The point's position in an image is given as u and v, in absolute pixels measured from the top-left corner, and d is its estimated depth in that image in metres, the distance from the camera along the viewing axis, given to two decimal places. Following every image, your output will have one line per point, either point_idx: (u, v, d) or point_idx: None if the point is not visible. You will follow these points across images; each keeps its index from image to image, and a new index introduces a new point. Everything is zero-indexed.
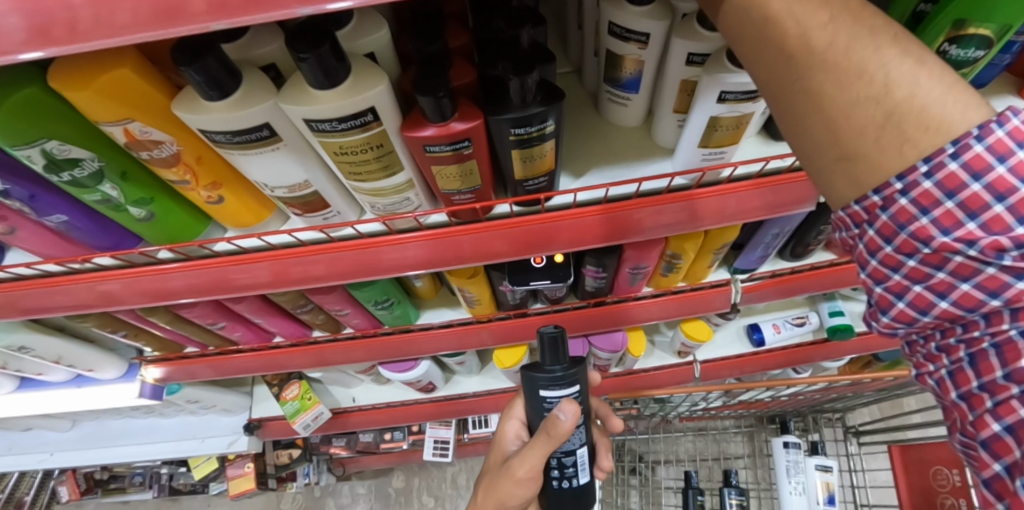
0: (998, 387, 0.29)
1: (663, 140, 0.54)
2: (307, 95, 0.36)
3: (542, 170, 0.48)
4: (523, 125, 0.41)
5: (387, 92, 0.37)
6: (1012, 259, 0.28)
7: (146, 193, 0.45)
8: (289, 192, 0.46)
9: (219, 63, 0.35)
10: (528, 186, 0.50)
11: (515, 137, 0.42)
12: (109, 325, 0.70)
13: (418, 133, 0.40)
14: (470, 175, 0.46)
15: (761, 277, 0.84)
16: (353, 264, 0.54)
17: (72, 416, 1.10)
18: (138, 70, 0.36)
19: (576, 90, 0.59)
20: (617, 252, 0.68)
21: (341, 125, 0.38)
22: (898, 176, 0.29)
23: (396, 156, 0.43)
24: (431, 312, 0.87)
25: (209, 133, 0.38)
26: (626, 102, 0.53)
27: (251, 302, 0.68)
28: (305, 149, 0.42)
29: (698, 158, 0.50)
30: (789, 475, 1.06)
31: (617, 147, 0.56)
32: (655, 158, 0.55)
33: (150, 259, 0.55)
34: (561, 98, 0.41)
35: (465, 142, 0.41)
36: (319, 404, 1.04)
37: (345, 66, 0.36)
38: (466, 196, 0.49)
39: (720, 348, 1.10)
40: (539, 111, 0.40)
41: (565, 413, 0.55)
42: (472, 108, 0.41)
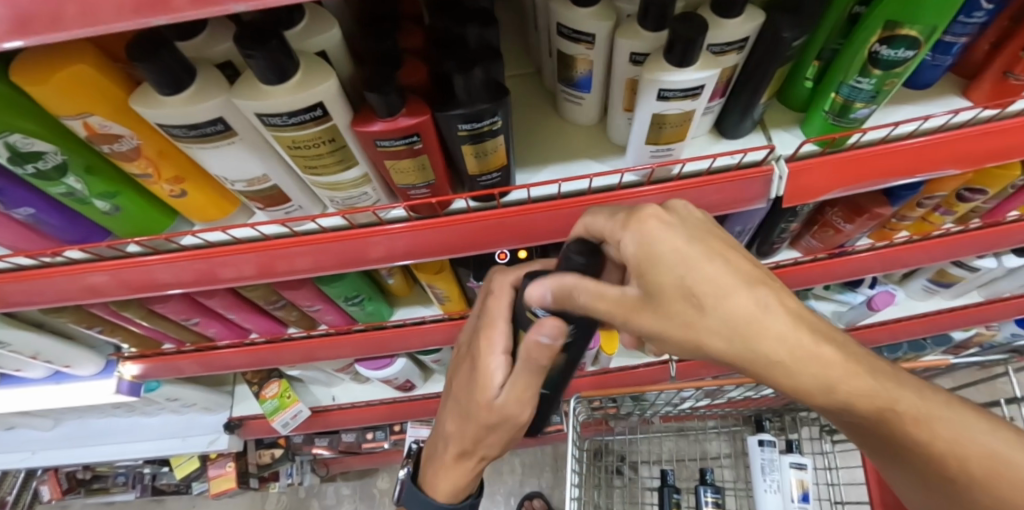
0: None
1: (617, 138, 0.56)
2: (258, 91, 0.38)
3: (494, 166, 0.50)
4: (470, 121, 0.43)
5: (335, 87, 0.39)
6: None
7: (110, 187, 0.47)
8: (249, 185, 0.48)
9: (173, 59, 0.36)
10: (483, 182, 0.52)
11: (465, 133, 0.44)
12: (84, 320, 0.71)
13: (367, 128, 0.41)
14: (424, 169, 0.48)
15: None
16: (318, 258, 0.56)
17: (52, 415, 1.11)
18: (97, 67, 0.37)
19: (533, 90, 0.61)
20: None
21: (291, 120, 0.40)
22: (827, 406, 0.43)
23: (349, 151, 0.45)
24: (405, 310, 0.88)
25: (167, 127, 0.40)
26: (580, 101, 0.55)
27: (223, 297, 0.69)
28: (260, 144, 0.44)
29: (647, 155, 0.53)
30: (764, 473, 1.06)
31: (572, 145, 0.58)
32: (609, 156, 0.57)
33: (120, 252, 0.56)
34: (507, 94, 0.42)
35: (414, 137, 0.43)
36: (298, 402, 1.05)
37: (294, 62, 0.37)
38: (422, 191, 0.51)
39: None
40: (485, 107, 0.42)
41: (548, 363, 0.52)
42: (421, 104, 0.43)
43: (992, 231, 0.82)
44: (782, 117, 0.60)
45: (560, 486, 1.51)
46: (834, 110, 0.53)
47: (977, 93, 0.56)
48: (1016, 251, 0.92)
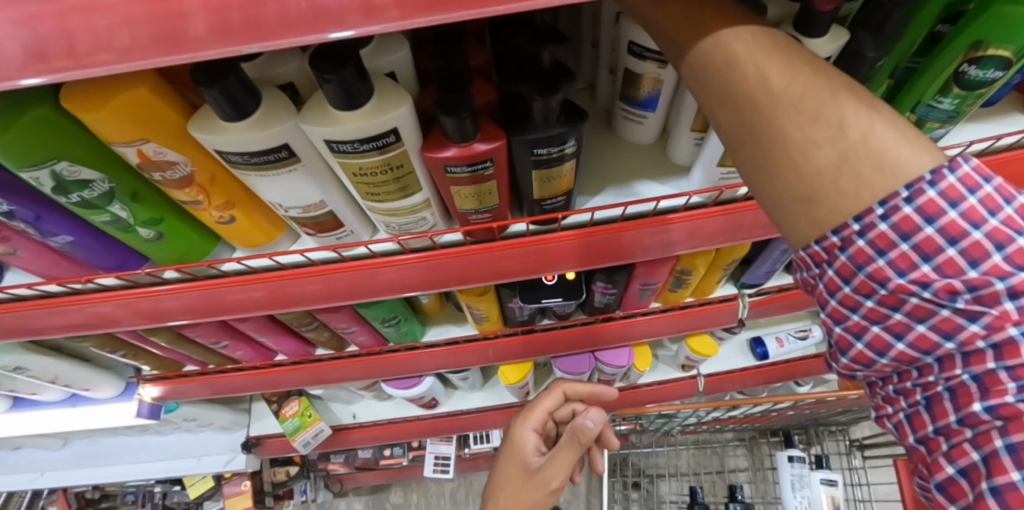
0: (953, 430, 0.29)
1: (679, 158, 0.54)
2: (328, 117, 0.36)
3: (560, 190, 0.47)
4: (545, 146, 0.40)
5: (410, 113, 0.36)
6: (965, 302, 0.28)
7: (155, 214, 0.44)
8: (304, 212, 0.45)
9: (239, 83, 0.34)
10: (545, 205, 0.49)
11: (536, 158, 0.42)
12: (107, 345, 0.68)
13: (439, 154, 0.39)
14: (488, 195, 0.45)
15: (768, 292, 0.84)
16: (358, 284, 0.53)
17: (63, 435, 1.07)
18: (155, 91, 0.35)
19: (591, 107, 0.59)
20: (627, 268, 0.67)
21: (362, 147, 0.37)
22: (856, 217, 0.27)
23: (414, 178, 0.42)
24: (436, 329, 0.85)
25: (226, 154, 0.37)
26: (642, 120, 0.52)
27: (255, 321, 0.66)
28: (321, 171, 0.41)
29: (716, 178, 0.50)
30: (794, 489, 1.05)
31: (632, 165, 0.55)
32: (670, 176, 0.54)
33: (156, 279, 0.53)
34: (584, 118, 0.40)
35: (487, 162, 0.41)
36: (319, 421, 1.01)
37: (368, 86, 0.35)
38: (483, 215, 0.49)
39: (724, 362, 1.08)
40: (560, 132, 0.40)
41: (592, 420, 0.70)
42: (495, 128, 0.40)
43: None
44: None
45: (578, 499, 1.48)
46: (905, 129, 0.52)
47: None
48: None
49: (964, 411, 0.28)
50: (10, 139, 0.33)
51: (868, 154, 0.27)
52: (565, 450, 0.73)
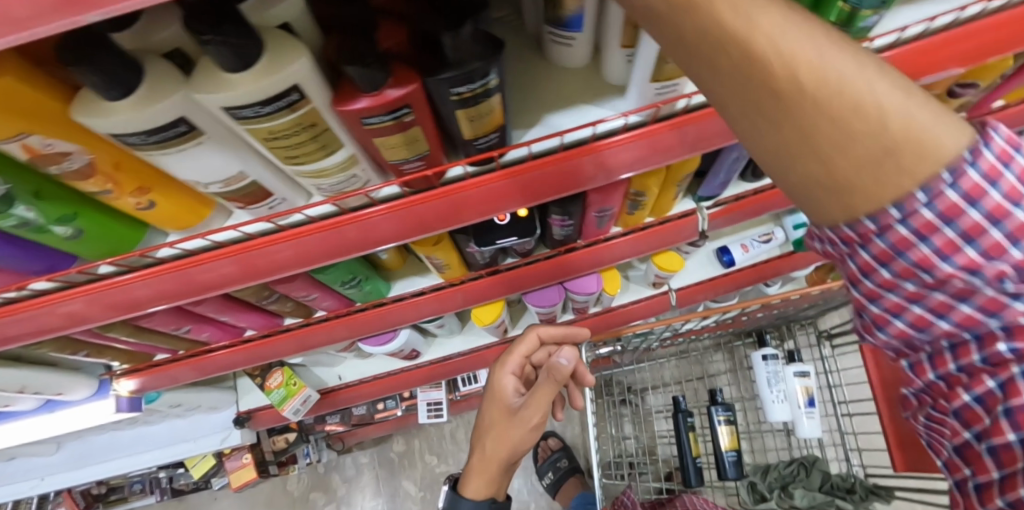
0: (980, 391, 0.30)
1: (613, 78, 0.52)
2: (219, 81, 0.33)
3: (492, 126, 0.45)
4: (459, 86, 0.38)
5: (310, 65, 0.34)
6: (999, 266, 0.29)
7: (68, 209, 0.42)
8: (225, 186, 0.43)
9: (113, 58, 0.31)
10: (480, 145, 0.48)
11: (458, 97, 0.39)
12: (67, 348, 0.67)
13: (350, 106, 0.37)
14: (417, 142, 0.44)
15: (724, 203, 0.84)
16: (322, 247, 0.52)
17: (55, 440, 1.07)
18: (20, 77, 0.31)
19: (519, 34, 0.56)
20: (580, 198, 0.67)
21: (265, 109, 0.35)
22: (897, 205, 0.27)
23: (332, 134, 0.40)
24: (402, 282, 0.85)
25: (122, 136, 0.34)
26: (571, 42, 0.49)
27: (212, 301, 0.65)
28: (231, 139, 0.39)
29: (651, 94, 0.48)
30: (770, 385, 1.10)
31: (568, 90, 0.54)
32: (606, 98, 0.53)
33: (93, 275, 0.51)
34: (502, 47, 0.37)
35: (404, 109, 0.38)
36: (305, 388, 1.02)
37: (257, 42, 0.32)
38: (414, 165, 0.47)
39: (692, 274, 1.10)
40: (478, 65, 0.36)
41: (565, 358, 0.74)
42: (407, 70, 0.38)
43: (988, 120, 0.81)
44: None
45: (571, 421, 1.57)
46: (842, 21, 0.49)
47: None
48: None
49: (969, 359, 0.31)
50: None
51: (912, 145, 0.26)
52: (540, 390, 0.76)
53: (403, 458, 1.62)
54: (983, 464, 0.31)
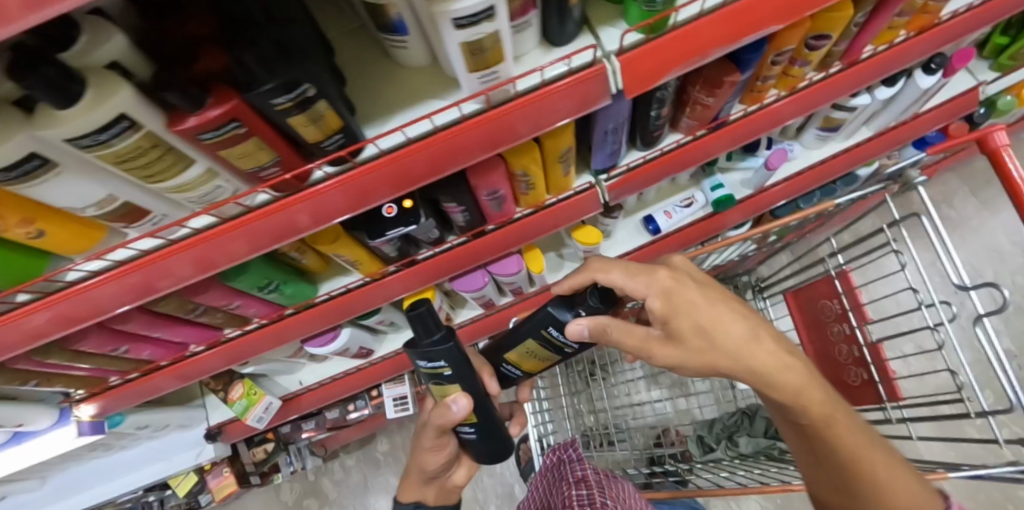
0: None
1: (450, 71, 0.56)
2: (54, 117, 0.38)
3: (332, 128, 0.50)
4: (277, 96, 0.43)
5: (134, 95, 0.39)
6: None
7: (24, 213, 0.47)
8: (101, 208, 0.48)
9: (57, 71, 0.36)
10: (328, 147, 0.52)
11: (282, 106, 0.44)
12: (16, 378, 0.73)
13: (182, 125, 0.42)
14: (259, 151, 0.48)
15: (620, 174, 0.89)
16: (241, 242, 0.56)
17: (37, 475, 1.12)
18: None
19: (367, 42, 0.60)
20: (463, 181, 0.71)
21: (103, 136, 0.40)
22: None
23: (181, 151, 0.45)
24: (329, 283, 0.89)
25: (75, 140, 0.40)
26: (404, 45, 0.54)
27: (138, 318, 0.70)
28: (91, 166, 0.44)
29: (477, 82, 0.53)
30: None
31: (411, 89, 0.58)
32: (448, 91, 0.57)
33: (11, 304, 0.56)
34: (306, 57, 0.43)
35: (232, 123, 0.43)
36: (266, 395, 1.10)
37: (79, 81, 0.37)
38: (271, 171, 0.52)
39: (623, 244, 1.21)
40: (286, 77, 0.42)
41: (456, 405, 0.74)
42: (228, 88, 0.42)
43: (854, 71, 0.90)
44: (608, 13, 0.60)
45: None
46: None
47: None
48: (886, 84, 1.04)
49: None
50: None
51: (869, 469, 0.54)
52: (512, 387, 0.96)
53: (387, 457, 1.67)
54: None
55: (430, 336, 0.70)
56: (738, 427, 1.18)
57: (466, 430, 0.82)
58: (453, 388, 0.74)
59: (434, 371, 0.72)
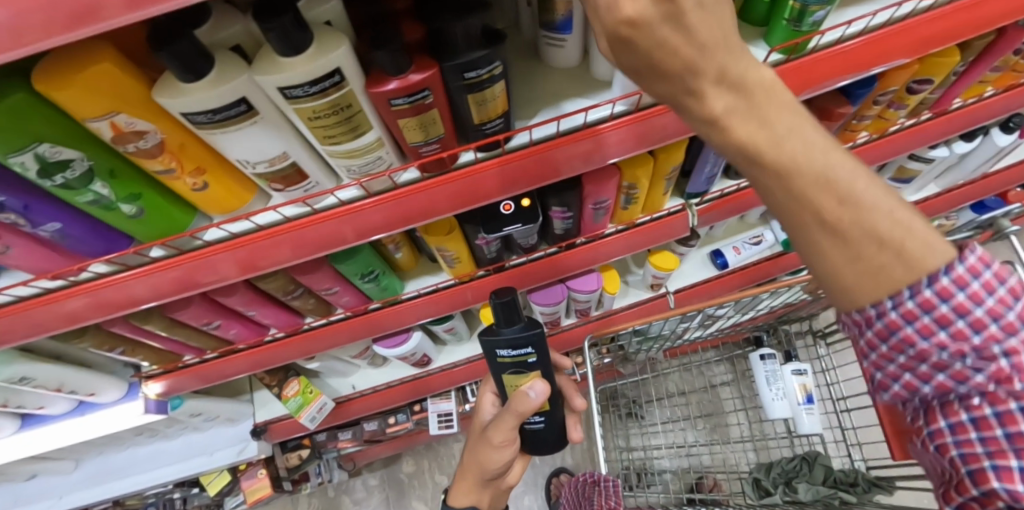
0: (982, 454, 0.34)
1: (601, 72, 0.59)
2: (276, 64, 0.40)
3: (496, 112, 0.51)
4: (473, 70, 0.45)
5: (349, 53, 0.41)
6: (998, 424, 0.34)
7: (197, 165, 0.48)
8: (270, 166, 0.49)
9: (294, 20, 0.38)
10: (486, 130, 0.53)
11: (468, 82, 0.46)
12: (105, 343, 0.73)
13: (381, 88, 0.43)
14: (432, 125, 0.49)
15: (711, 199, 0.90)
16: (326, 235, 0.57)
17: (74, 455, 1.09)
18: (117, 64, 0.38)
19: (517, 43, 0.63)
20: (577, 188, 0.72)
21: (311, 90, 0.41)
22: (907, 295, 0.33)
23: (364, 116, 0.46)
24: (415, 282, 0.89)
25: (286, 90, 0.41)
26: (562, 44, 0.57)
27: (242, 293, 0.70)
28: (280, 122, 0.45)
29: (634, 83, 0.55)
30: (769, 383, 1.18)
31: (559, 87, 0.60)
32: (595, 91, 0.59)
33: (145, 258, 0.57)
34: (503, 38, 0.45)
35: (424, 92, 0.45)
36: (321, 396, 1.08)
37: (308, 33, 0.39)
38: (431, 147, 0.53)
39: (689, 276, 1.19)
40: (484, 53, 0.44)
41: (534, 391, 0.69)
42: (427, 58, 0.44)
43: (940, 121, 0.93)
44: (747, 33, 0.64)
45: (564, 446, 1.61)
46: (794, 17, 0.56)
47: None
48: (964, 138, 1.06)
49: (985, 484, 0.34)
50: (77, 94, 0.37)
51: (852, 204, 0.32)
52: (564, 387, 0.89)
53: (413, 480, 1.60)
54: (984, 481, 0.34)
55: (512, 326, 0.69)
56: (796, 473, 1.12)
57: (532, 420, 0.78)
58: (533, 376, 0.73)
59: (518, 359, 0.71)
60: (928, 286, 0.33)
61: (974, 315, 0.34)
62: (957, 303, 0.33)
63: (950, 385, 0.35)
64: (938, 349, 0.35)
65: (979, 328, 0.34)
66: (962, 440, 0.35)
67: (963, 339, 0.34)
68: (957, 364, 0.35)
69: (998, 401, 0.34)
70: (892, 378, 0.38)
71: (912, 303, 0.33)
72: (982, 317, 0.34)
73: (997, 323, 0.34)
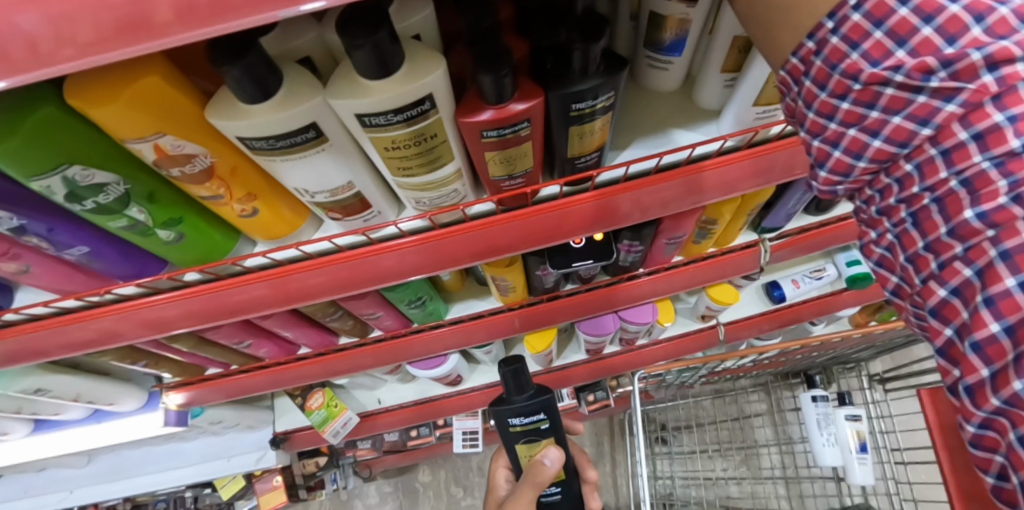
0: (943, 246, 0.25)
1: (707, 102, 0.51)
2: (358, 86, 0.33)
3: (594, 146, 0.44)
4: (584, 100, 0.37)
5: (445, 76, 0.33)
6: (941, 82, 0.24)
7: (248, 190, 0.41)
8: (330, 196, 0.42)
9: (389, 37, 0.30)
10: (578, 164, 0.46)
11: (573, 113, 0.39)
12: (128, 357, 0.67)
13: (474, 118, 0.36)
14: (522, 158, 0.42)
15: (788, 235, 0.81)
16: (357, 272, 0.51)
17: (88, 452, 1.05)
18: (168, 77, 0.31)
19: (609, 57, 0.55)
20: (655, 223, 0.64)
21: (395, 118, 0.34)
22: (828, 15, 0.26)
23: (447, 147, 0.39)
24: (460, 305, 0.82)
25: (366, 117, 0.34)
26: (668, 67, 0.49)
27: (279, 316, 0.64)
28: (350, 149, 0.39)
29: (752, 118, 0.47)
30: (820, 427, 1.08)
31: (657, 115, 0.52)
32: (698, 122, 0.51)
33: (177, 283, 0.51)
34: (624, 66, 0.37)
35: (523, 123, 0.38)
36: (346, 410, 1.02)
37: (400, 51, 0.32)
38: (515, 181, 0.45)
39: (743, 308, 1.11)
40: (601, 84, 0.36)
41: (550, 458, 0.65)
42: (532, 85, 0.37)
43: None
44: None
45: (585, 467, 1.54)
46: None
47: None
48: None
49: (932, 237, 0.26)
50: (117, 112, 0.31)
51: None
52: (576, 456, 0.84)
53: (428, 490, 1.55)
54: (969, 363, 0.25)
55: (523, 394, 0.66)
56: None
57: (547, 490, 0.73)
58: (546, 443, 0.69)
59: (531, 426, 0.67)
60: (856, 8, 0.25)
61: (949, 13, 0.24)
62: (895, 25, 0.25)
63: (908, 130, 0.25)
64: (883, 96, 0.26)
65: (954, 37, 0.24)
66: (934, 246, 0.26)
67: (927, 56, 0.24)
68: (916, 97, 0.25)
69: (962, 159, 0.24)
70: (832, 142, 0.29)
71: (837, 41, 0.26)
72: (962, 15, 0.24)
73: (980, 26, 0.23)
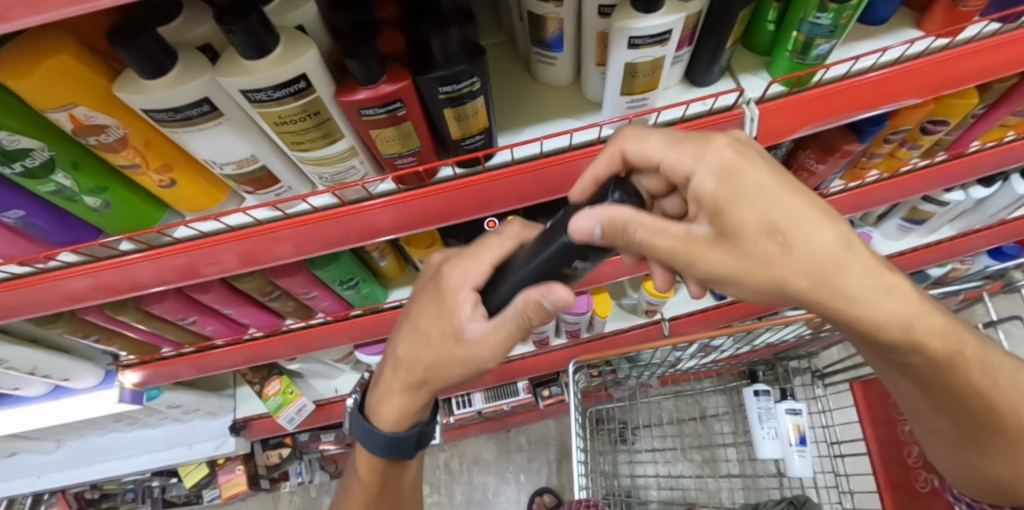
0: None
1: (593, 95, 0.57)
2: (239, 66, 0.38)
3: (477, 128, 0.49)
4: (448, 84, 0.43)
5: (316, 59, 0.39)
6: None
7: (163, 162, 0.47)
8: (238, 168, 0.48)
9: (260, 22, 0.36)
10: (467, 145, 0.52)
11: (445, 96, 0.44)
12: (80, 330, 0.72)
13: (351, 97, 0.42)
14: (409, 137, 0.48)
15: None
16: (321, 235, 0.55)
17: (54, 437, 1.09)
18: (77, 56, 0.37)
19: (508, 56, 0.62)
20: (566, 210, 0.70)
21: (276, 94, 0.40)
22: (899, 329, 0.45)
23: (334, 124, 0.45)
24: (399, 291, 0.88)
25: (250, 93, 0.40)
26: (553, 62, 0.55)
27: (218, 291, 0.69)
28: (247, 124, 0.44)
29: (623, 107, 0.53)
30: (761, 421, 1.10)
31: (549, 105, 0.58)
32: (586, 112, 0.57)
33: (113, 251, 0.56)
34: (483, 52, 0.43)
35: (396, 103, 0.43)
36: (301, 397, 1.06)
37: (274, 36, 0.38)
38: (408, 159, 0.51)
39: (685, 305, 1.15)
40: (462, 68, 0.42)
41: (552, 297, 0.44)
42: (402, 70, 0.43)
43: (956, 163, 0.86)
44: (750, 62, 0.61)
45: (551, 464, 1.54)
46: (798, 49, 0.54)
47: (931, 23, 0.57)
48: (981, 183, 0.99)
49: None
50: (34, 84, 0.36)
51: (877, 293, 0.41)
52: None
53: None
54: None
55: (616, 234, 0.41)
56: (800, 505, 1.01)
57: None
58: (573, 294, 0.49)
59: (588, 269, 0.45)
60: None
61: None
62: None
63: None
64: None
65: None
66: None
67: None
68: None
69: None
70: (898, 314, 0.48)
71: None
72: None
73: None
